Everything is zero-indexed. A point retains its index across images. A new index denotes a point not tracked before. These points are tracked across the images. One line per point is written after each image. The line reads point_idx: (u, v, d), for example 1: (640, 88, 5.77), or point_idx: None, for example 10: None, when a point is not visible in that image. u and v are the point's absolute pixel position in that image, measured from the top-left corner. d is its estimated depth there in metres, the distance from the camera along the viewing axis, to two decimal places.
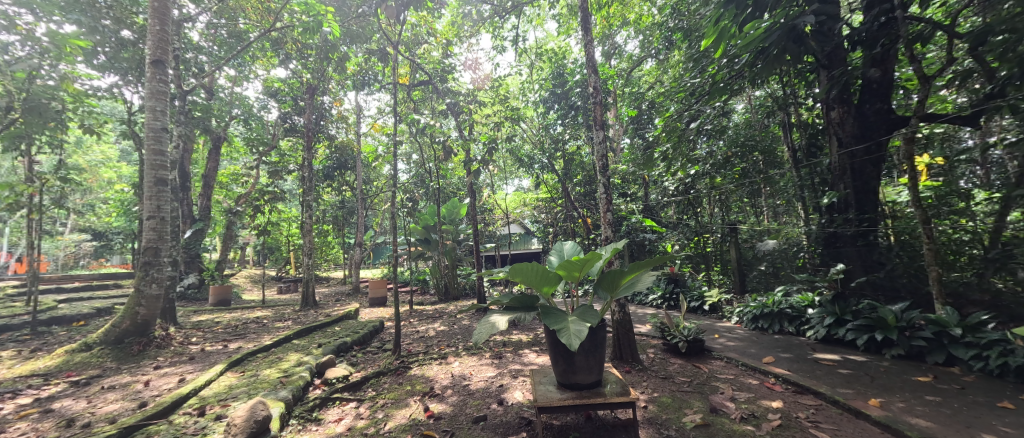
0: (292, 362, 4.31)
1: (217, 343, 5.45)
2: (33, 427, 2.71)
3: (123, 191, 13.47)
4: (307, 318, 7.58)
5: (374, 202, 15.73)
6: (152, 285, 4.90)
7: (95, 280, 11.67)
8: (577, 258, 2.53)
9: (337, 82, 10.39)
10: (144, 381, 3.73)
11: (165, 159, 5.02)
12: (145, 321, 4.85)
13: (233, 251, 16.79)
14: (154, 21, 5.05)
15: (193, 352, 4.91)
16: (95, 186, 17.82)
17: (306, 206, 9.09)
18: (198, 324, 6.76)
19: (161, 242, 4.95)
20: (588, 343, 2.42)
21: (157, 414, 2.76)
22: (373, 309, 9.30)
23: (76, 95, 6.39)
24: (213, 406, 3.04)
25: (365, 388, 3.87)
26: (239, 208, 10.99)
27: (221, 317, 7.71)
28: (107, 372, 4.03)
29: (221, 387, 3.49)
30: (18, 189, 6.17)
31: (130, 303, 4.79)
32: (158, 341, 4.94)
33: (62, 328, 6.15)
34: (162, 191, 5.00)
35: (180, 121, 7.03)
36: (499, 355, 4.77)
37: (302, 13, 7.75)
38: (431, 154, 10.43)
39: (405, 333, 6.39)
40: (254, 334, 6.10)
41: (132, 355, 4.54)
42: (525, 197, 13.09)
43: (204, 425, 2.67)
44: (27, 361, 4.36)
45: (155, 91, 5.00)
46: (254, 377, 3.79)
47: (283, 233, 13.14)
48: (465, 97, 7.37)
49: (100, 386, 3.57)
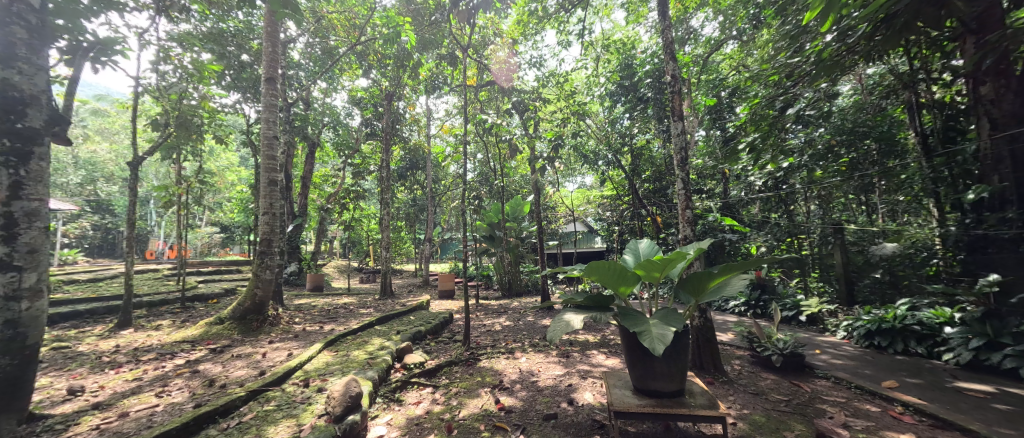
0: (376, 345, 4.74)
1: (314, 324, 6.20)
2: (186, 383, 3.33)
3: (241, 191, 15.84)
4: (385, 307, 8.29)
5: (441, 200, 16.59)
6: (265, 271, 5.70)
7: (223, 266, 14.02)
8: (658, 258, 2.37)
9: (410, 88, 11.13)
10: (261, 353, 4.38)
11: (276, 163, 5.81)
12: (261, 301, 5.64)
13: (324, 244, 18.94)
14: (267, 44, 5.85)
15: (296, 331, 5.64)
16: (222, 187, 21.37)
17: (383, 203, 9.91)
18: (298, 307, 7.77)
19: (272, 234, 5.74)
20: (670, 350, 2.25)
21: (273, 382, 3.22)
22: (442, 301, 9.82)
23: (210, 110, 7.67)
24: (315, 379, 3.46)
25: (439, 375, 4.10)
26: (329, 206, 12.43)
27: (315, 301, 8.76)
28: (234, 343, 4.82)
29: (319, 363, 3.96)
30: (172, 190, 7.60)
31: (250, 285, 5.61)
32: (271, 319, 5.76)
33: (201, 304, 7.48)
34: (273, 191, 5.81)
35: (285, 130, 8.11)
36: (566, 354, 4.72)
37: (383, 26, 8.46)
38: (495, 154, 10.66)
39: (473, 326, 6.63)
40: (343, 318, 6.79)
41: (253, 330, 5.38)
42: (588, 195, 12.79)
43: (309, 396, 3.05)
44: (180, 329, 5.38)
45: (268, 105, 5.79)
46: (345, 356, 4.24)
47: (364, 228, 14.44)
48: (531, 95, 7.39)
49: (230, 354, 4.27)
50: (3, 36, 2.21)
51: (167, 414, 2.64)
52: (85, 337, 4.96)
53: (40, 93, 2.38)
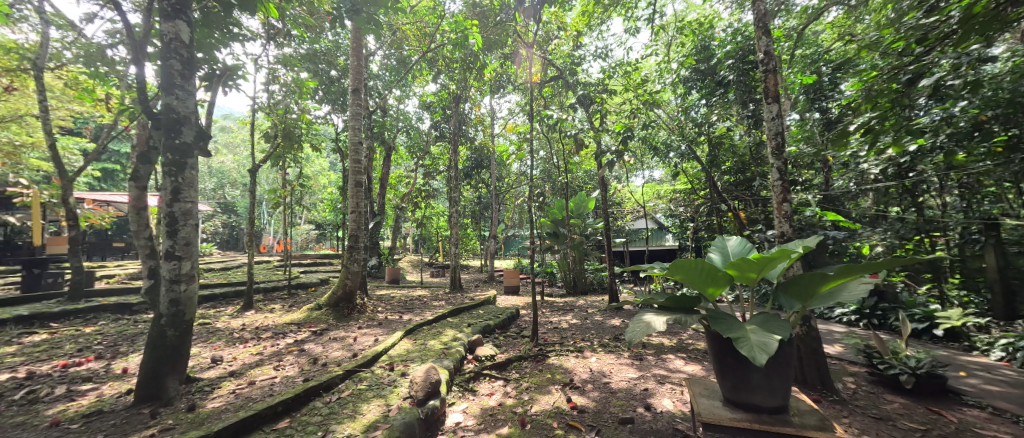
0: (449, 336, 4.99)
1: (394, 313, 6.71)
2: (295, 359, 3.84)
3: (331, 192, 17.75)
4: (455, 300, 8.69)
5: (506, 198, 16.88)
6: (353, 264, 6.32)
7: (318, 259, 15.88)
8: (755, 258, 2.12)
9: (476, 90, 11.45)
10: (353, 337, 4.88)
11: (361, 166, 6.39)
12: (350, 290, 6.26)
13: (400, 240, 20.46)
14: (353, 59, 6.44)
15: (379, 319, 6.17)
16: (316, 189, 24.19)
17: (452, 202, 10.36)
18: (379, 297, 8.50)
19: (358, 230, 6.34)
20: (771, 361, 2.01)
21: (364, 363, 3.55)
22: (508, 297, 10.01)
23: (307, 122, 8.69)
24: (398, 364, 3.75)
25: (510, 369, 4.19)
26: (404, 205, 13.38)
27: (394, 293, 9.51)
28: (330, 327, 5.43)
29: (401, 350, 4.29)
30: (279, 192, 8.79)
31: (341, 276, 6.27)
32: (358, 307, 6.37)
33: (303, 291, 8.56)
34: (359, 192, 6.40)
35: (367, 136, 8.90)
36: (639, 356, 4.51)
37: (451, 32, 8.81)
38: (559, 150, 10.53)
39: (539, 322, 6.65)
40: (418, 309, 7.27)
41: (345, 316, 6.01)
42: (658, 190, 12.03)
43: (395, 379, 3.32)
44: (288, 313, 6.20)
45: (354, 114, 6.38)
46: (423, 345, 4.53)
47: (434, 225, 15.29)
48: (597, 87, 7.14)
49: (328, 337, 4.83)
50: (165, 69, 2.73)
51: (283, 385, 3.07)
52: (220, 316, 5.96)
53: (190, 115, 2.88)
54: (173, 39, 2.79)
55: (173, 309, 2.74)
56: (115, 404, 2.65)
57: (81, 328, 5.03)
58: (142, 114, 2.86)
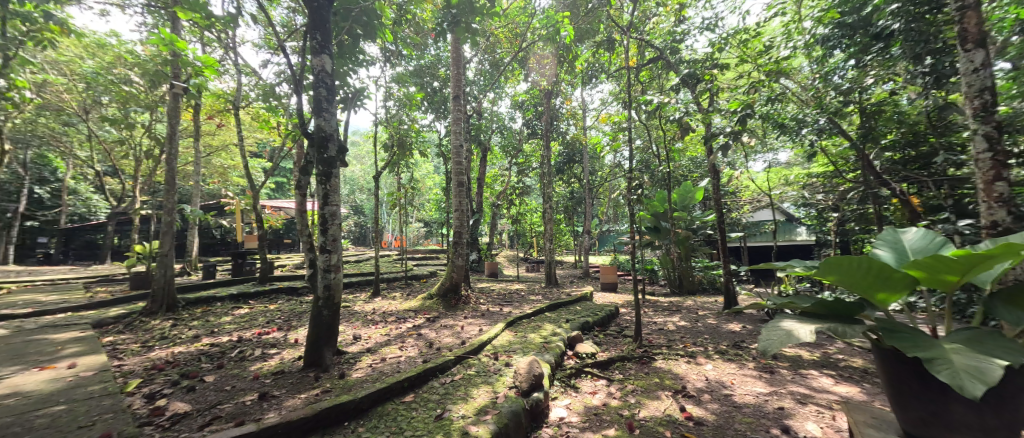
0: (549, 331, 5.03)
1: (495, 306, 7.04)
2: (414, 342, 4.32)
3: (436, 193, 19.48)
4: (552, 295, 8.73)
5: (600, 191, 16.31)
6: (458, 258, 6.81)
7: (427, 254, 17.62)
8: (956, 255, 1.60)
9: (567, 83, 11.27)
10: (460, 326, 5.26)
11: (462, 168, 6.83)
12: (456, 282, 6.76)
13: (497, 236, 21.42)
14: (454, 68, 6.92)
15: (482, 311, 6.53)
16: (423, 191, 26.84)
17: (546, 197, 10.41)
18: (481, 290, 9.02)
19: (461, 227, 6.81)
20: (986, 393, 1.51)
21: (472, 351, 3.81)
22: (606, 294, 9.66)
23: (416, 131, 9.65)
24: (502, 354, 3.92)
25: (613, 369, 4.03)
26: (500, 202, 13.95)
27: (493, 286, 10.00)
28: (440, 315, 5.97)
29: (504, 341, 4.48)
30: (395, 194, 9.96)
31: (448, 269, 6.82)
32: (463, 298, 6.85)
33: (416, 282, 9.58)
34: (461, 191, 6.86)
35: (466, 139, 9.50)
36: (768, 369, 3.90)
37: (541, 28, 8.81)
38: (659, 137, 9.72)
39: (642, 322, 6.26)
40: (517, 303, 7.49)
41: (452, 306, 6.52)
42: (786, 174, 10.21)
43: (500, 368, 3.48)
44: (406, 300, 7.02)
45: (456, 119, 6.84)
46: (524, 338, 4.66)
47: (529, 221, 15.59)
48: (705, 64, 6.36)
49: (439, 324, 5.31)
50: (316, 97, 3.32)
51: (407, 364, 3.47)
52: (356, 301, 7.05)
53: (334, 133, 3.44)
54: (319, 72, 3.37)
55: (327, 292, 3.32)
56: (291, 367, 3.35)
57: (266, 305, 6.47)
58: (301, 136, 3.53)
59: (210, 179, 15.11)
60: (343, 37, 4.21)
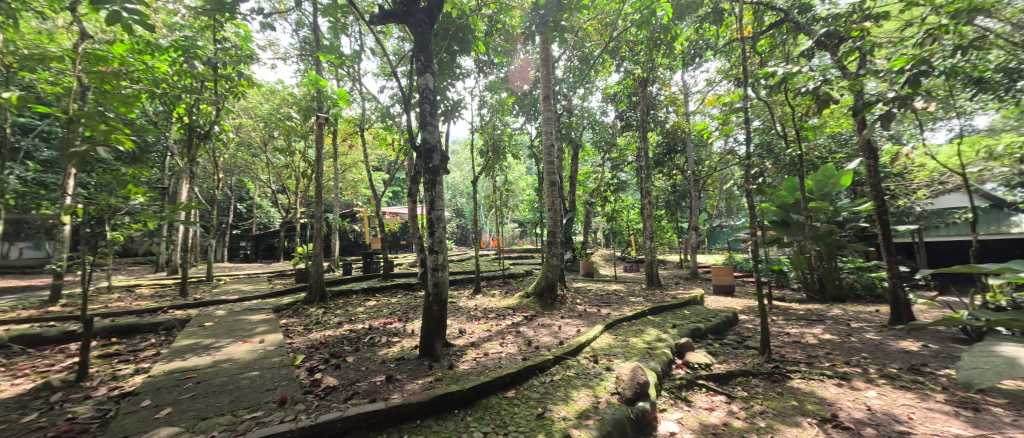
0: (653, 336, 4.66)
1: (593, 307, 6.80)
2: (513, 339, 4.44)
3: (530, 193, 19.83)
4: (655, 297, 8.08)
5: (709, 183, 14.55)
6: (553, 258, 6.78)
7: (522, 253, 18.07)
8: None
9: (665, 67, 10.31)
10: (557, 325, 5.21)
11: (554, 166, 6.76)
12: (552, 282, 6.74)
13: (592, 235, 20.83)
14: (543, 69, 6.89)
15: (579, 311, 6.37)
16: (517, 193, 27.62)
17: (644, 193, 9.69)
18: (577, 290, 8.85)
19: (555, 227, 6.77)
20: None
21: (571, 352, 3.74)
22: (720, 297, 8.56)
23: (508, 134, 9.93)
24: (602, 358, 3.76)
25: (734, 385, 3.53)
26: (594, 200, 13.50)
27: (590, 286, 9.72)
28: (537, 314, 6.03)
29: (604, 344, 4.30)
30: (491, 197, 10.41)
31: (543, 268, 6.83)
32: (559, 298, 6.80)
33: (513, 281, 9.87)
34: (554, 190, 6.80)
35: (557, 137, 9.44)
36: (966, 404, 2.95)
37: (634, 11, 8.22)
38: (785, 115, 8.22)
39: (770, 332, 5.36)
40: (616, 304, 7.12)
41: (548, 305, 6.52)
42: (985, 145, 7.64)
43: (600, 372, 3.34)
44: (505, 298, 7.28)
45: (547, 119, 6.79)
46: (626, 342, 4.40)
47: (625, 219, 14.77)
48: (851, 18, 5.13)
49: (536, 323, 5.36)
50: (423, 114, 3.65)
51: (508, 360, 3.57)
52: (460, 297, 7.59)
53: (438, 144, 3.72)
54: (424, 90, 3.68)
55: (436, 289, 3.60)
56: (409, 354, 3.74)
57: (388, 299, 7.41)
58: (411, 149, 3.92)
59: (344, 191, 18.02)
60: (443, 55, 4.53)
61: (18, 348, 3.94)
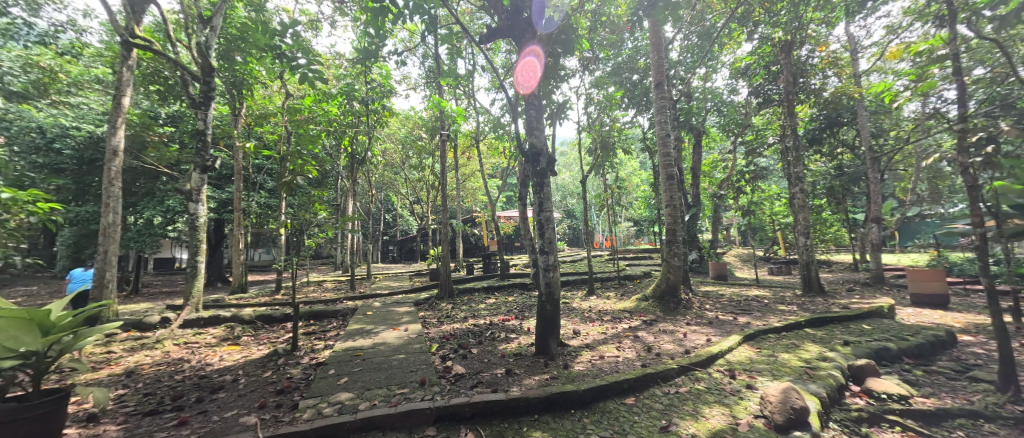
0: (812, 354, 3.84)
1: (728, 314, 5.96)
2: (632, 344, 4.23)
3: (645, 189, 18.53)
4: (814, 306, 6.63)
5: (893, 160, 11.25)
6: (675, 258, 6.18)
7: (640, 253, 16.98)
8: None
9: (816, 24, 8.38)
10: (683, 332, 4.74)
11: (672, 158, 6.15)
12: (674, 285, 6.15)
13: (723, 231, 18.28)
14: (654, 54, 6.33)
15: (710, 318, 5.67)
16: (631, 189, 26.09)
17: (793, 180, 8.01)
18: (707, 294, 7.88)
19: (676, 224, 6.17)
20: None
21: (700, 363, 3.37)
22: (919, 309, 6.52)
23: (618, 129, 9.45)
24: (741, 373, 3.28)
25: (945, 428, 2.66)
26: (724, 192, 11.85)
27: (723, 290, 8.54)
28: (659, 319, 5.60)
29: (743, 357, 3.74)
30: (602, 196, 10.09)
31: (664, 269, 6.29)
32: (685, 302, 6.16)
33: (630, 283, 9.37)
34: (672, 184, 6.20)
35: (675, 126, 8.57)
36: None
37: None
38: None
39: (1011, 361, 3.85)
40: (758, 312, 6.10)
41: (672, 310, 5.98)
42: None
43: (738, 390, 2.92)
44: (622, 301, 6.95)
45: (661, 107, 6.21)
46: (773, 357, 3.74)
47: (767, 212, 12.54)
48: None
49: (658, 328, 4.98)
50: (530, 120, 3.82)
51: (626, 366, 3.41)
52: (574, 298, 7.58)
53: (543, 147, 3.83)
54: (529, 97, 3.83)
55: (548, 289, 3.70)
56: (526, 351, 3.92)
57: (505, 297, 7.88)
58: (519, 155, 4.12)
59: (465, 198, 19.84)
60: (547, 59, 4.61)
61: (260, 324, 5.51)
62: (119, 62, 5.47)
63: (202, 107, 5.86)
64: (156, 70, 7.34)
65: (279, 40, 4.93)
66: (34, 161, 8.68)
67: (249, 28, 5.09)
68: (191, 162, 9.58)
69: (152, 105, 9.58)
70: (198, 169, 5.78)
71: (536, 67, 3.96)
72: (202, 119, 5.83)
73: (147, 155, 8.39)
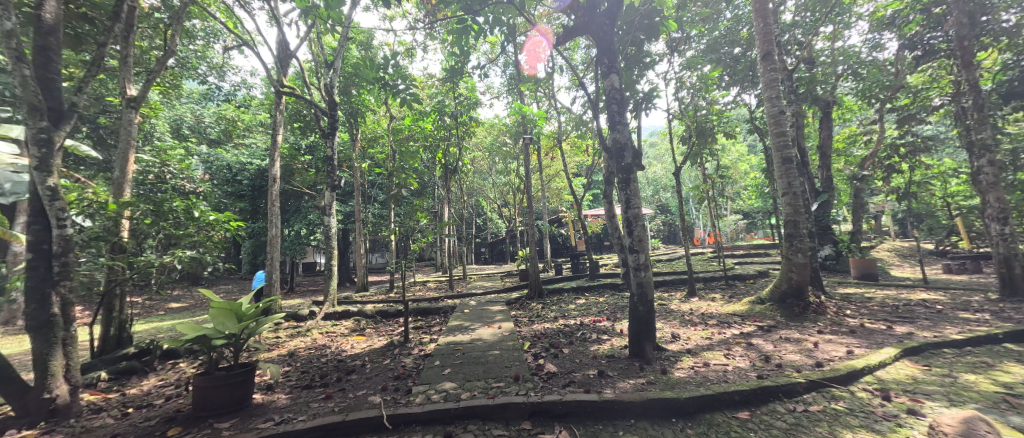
0: (1016, 378, 2.91)
1: (878, 321, 4.86)
2: (745, 352, 3.76)
3: (756, 177, 16.24)
4: (1019, 314, 5.00)
5: None
6: (798, 255, 5.30)
7: (753, 250, 14.91)
8: None
9: None
10: (813, 342, 4.02)
11: (789, 138, 5.29)
12: (799, 286, 5.27)
13: (868, 221, 14.94)
14: (757, 20, 5.52)
15: (852, 326, 4.70)
16: (738, 178, 23.09)
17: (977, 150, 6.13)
18: (846, 297, 6.55)
19: (798, 215, 5.29)
20: None
21: (836, 379, 2.85)
22: None
23: (717, 111, 8.49)
24: (900, 395, 2.66)
25: None
26: (865, 173, 9.73)
27: (870, 293, 7.00)
28: (780, 325, 4.86)
29: (902, 376, 3.02)
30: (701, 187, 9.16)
31: (784, 268, 5.43)
32: (815, 307, 5.22)
33: (741, 283, 8.30)
34: (791, 169, 5.32)
35: (792, 101, 7.34)
36: None
37: None
38: None
39: None
40: (925, 320, 4.84)
41: (797, 315, 5.12)
42: None
43: (896, 414, 2.37)
44: (731, 303, 6.21)
45: (770, 81, 5.39)
46: (949, 379, 2.94)
47: (932, 194, 9.90)
48: None
49: (779, 336, 4.32)
50: (613, 115, 3.70)
51: (737, 376, 3.06)
52: (672, 299, 7.05)
53: (628, 142, 3.69)
54: (611, 90, 3.74)
55: (640, 289, 3.55)
56: (619, 353, 3.81)
57: (597, 298, 7.71)
58: (603, 152, 4.02)
59: (551, 199, 19.95)
60: (629, 48, 4.41)
61: (379, 318, 6.38)
62: (274, 107, 6.91)
63: (330, 136, 7.06)
64: (298, 110, 9.07)
65: (383, 72, 5.67)
66: (225, 190, 11.45)
67: (361, 65, 5.96)
68: (323, 182, 11.53)
69: (296, 139, 11.83)
70: (329, 188, 6.99)
71: (617, 59, 3.81)
72: (330, 146, 7.01)
73: (295, 180, 10.38)
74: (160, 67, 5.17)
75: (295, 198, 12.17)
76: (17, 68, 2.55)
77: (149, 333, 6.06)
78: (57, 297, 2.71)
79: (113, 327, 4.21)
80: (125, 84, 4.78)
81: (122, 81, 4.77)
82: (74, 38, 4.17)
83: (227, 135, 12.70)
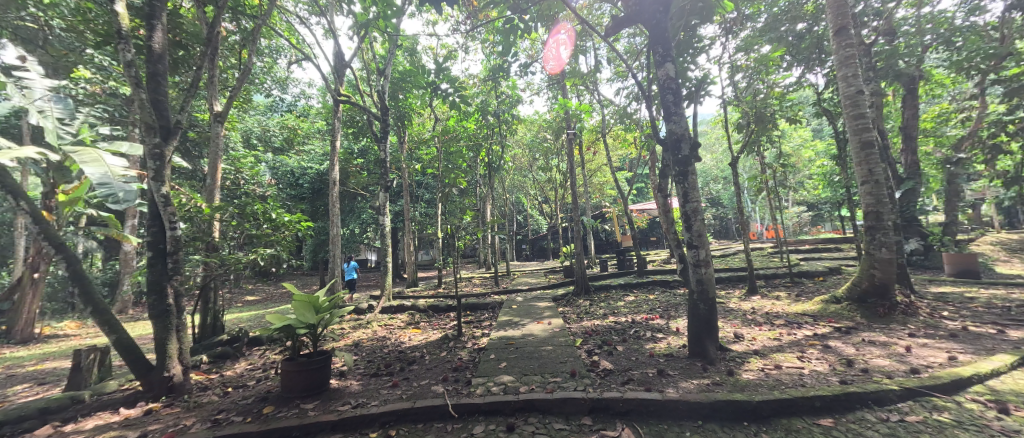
0: None
1: (987, 324, 4.25)
2: (823, 355, 3.48)
3: (824, 164, 14.80)
4: None
5: None
6: (882, 249, 4.77)
7: (820, 245, 13.64)
8: None
9: None
10: (904, 345, 3.62)
11: (868, 120, 4.77)
12: (883, 283, 4.76)
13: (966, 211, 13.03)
14: None
15: (951, 329, 4.16)
16: (802, 166, 21.15)
17: None
18: (940, 296, 5.80)
19: (880, 206, 4.76)
20: None
21: (937, 387, 2.55)
22: None
23: (778, 95, 7.86)
24: (1021, 407, 2.32)
25: None
26: (962, 156, 8.52)
27: (970, 292, 6.15)
28: (860, 327, 4.42)
29: (1022, 386, 2.63)
30: (760, 177, 8.53)
31: (865, 264, 4.92)
32: (904, 308, 4.67)
33: (809, 281, 7.66)
34: (872, 154, 4.79)
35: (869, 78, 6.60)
36: None
37: None
38: None
39: None
40: None
41: (882, 316, 4.62)
42: None
43: (1017, 430, 2.08)
44: (801, 303, 5.74)
45: (844, 58, 4.87)
46: None
47: None
48: None
49: (862, 339, 3.94)
50: (668, 104, 3.56)
51: (816, 380, 2.84)
52: (731, 298, 6.65)
53: (685, 132, 3.54)
54: (664, 80, 3.60)
55: (700, 286, 3.41)
56: (678, 353, 3.68)
57: (646, 295, 7.48)
58: (656, 144, 3.87)
59: (594, 194, 19.57)
60: (681, 34, 4.20)
61: (431, 312, 6.66)
62: (333, 115, 7.45)
63: (382, 140, 7.42)
64: (352, 117, 9.68)
65: (431, 76, 5.88)
66: (289, 193, 12.46)
67: (409, 71, 6.21)
68: (374, 184, 12.22)
69: (350, 144, 12.64)
70: (383, 189, 7.38)
71: (669, 46, 3.65)
72: (383, 149, 7.39)
73: (351, 183, 11.10)
74: (238, 84, 5.75)
75: (351, 199, 12.97)
76: (135, 92, 2.98)
77: (234, 322, 6.80)
78: (171, 289, 3.14)
79: (209, 317, 4.78)
80: (212, 101, 5.38)
81: (209, 98, 5.36)
82: (174, 63, 4.80)
83: (290, 143, 13.80)
